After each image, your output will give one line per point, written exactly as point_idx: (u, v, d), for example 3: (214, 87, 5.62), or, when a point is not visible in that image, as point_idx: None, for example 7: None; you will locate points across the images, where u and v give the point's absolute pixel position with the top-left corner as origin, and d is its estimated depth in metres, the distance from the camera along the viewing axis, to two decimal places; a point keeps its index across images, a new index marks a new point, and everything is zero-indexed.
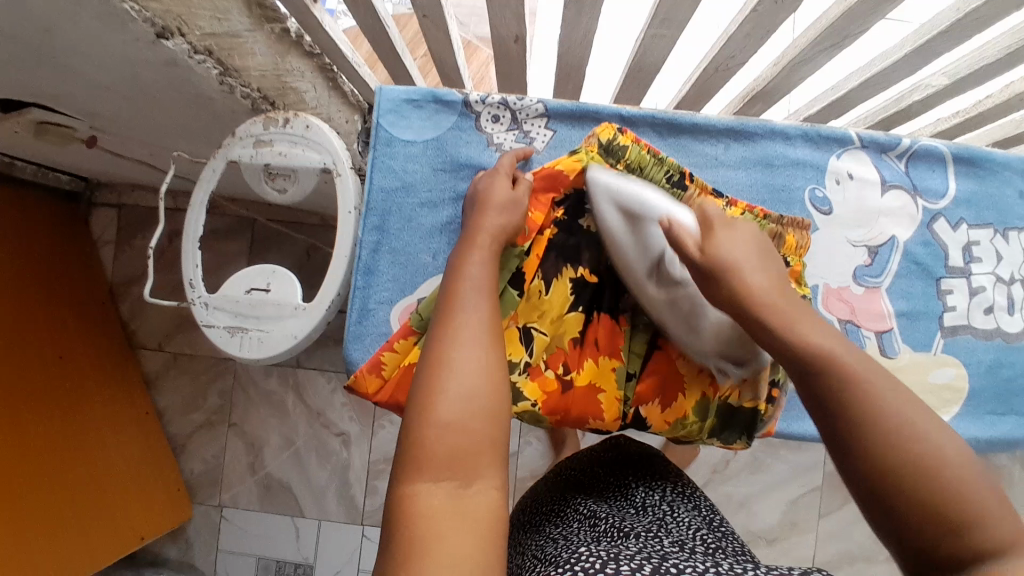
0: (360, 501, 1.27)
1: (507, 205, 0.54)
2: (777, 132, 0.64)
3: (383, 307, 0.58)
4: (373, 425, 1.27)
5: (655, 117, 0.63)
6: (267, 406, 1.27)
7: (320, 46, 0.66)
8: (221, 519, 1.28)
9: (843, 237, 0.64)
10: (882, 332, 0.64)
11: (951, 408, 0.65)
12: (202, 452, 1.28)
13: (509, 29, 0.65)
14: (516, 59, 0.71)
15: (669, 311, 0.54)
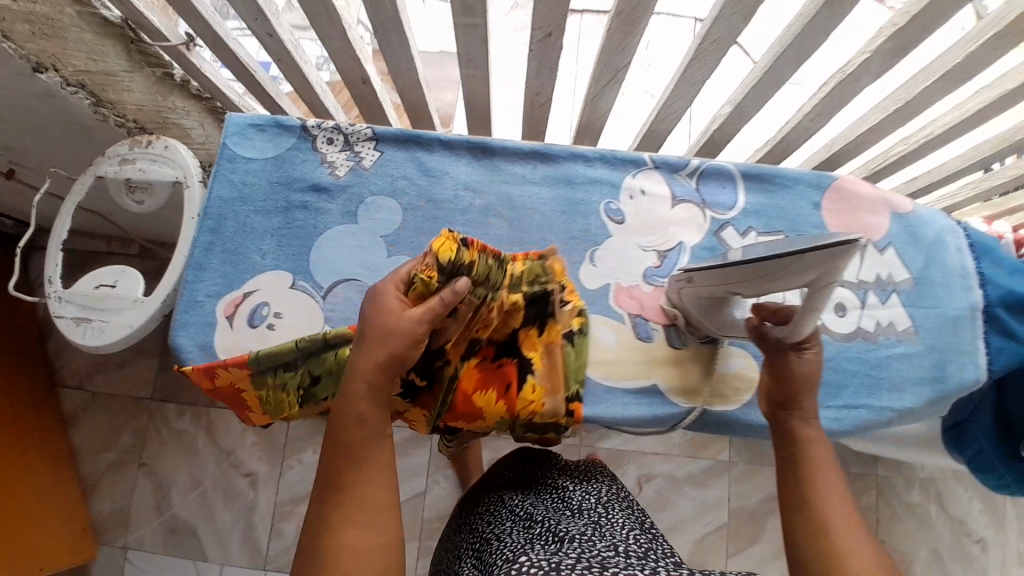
0: (264, 544, 1.26)
1: (397, 334, 0.50)
2: (578, 156, 0.75)
3: (210, 299, 0.65)
4: (282, 464, 1.29)
5: (469, 143, 0.73)
6: (179, 444, 1.30)
7: (205, 90, 0.78)
8: (123, 561, 1.27)
9: (636, 242, 0.73)
10: (670, 325, 0.70)
11: (743, 395, 0.69)
12: (111, 491, 1.29)
13: (354, 73, 0.78)
14: (370, 101, 0.83)
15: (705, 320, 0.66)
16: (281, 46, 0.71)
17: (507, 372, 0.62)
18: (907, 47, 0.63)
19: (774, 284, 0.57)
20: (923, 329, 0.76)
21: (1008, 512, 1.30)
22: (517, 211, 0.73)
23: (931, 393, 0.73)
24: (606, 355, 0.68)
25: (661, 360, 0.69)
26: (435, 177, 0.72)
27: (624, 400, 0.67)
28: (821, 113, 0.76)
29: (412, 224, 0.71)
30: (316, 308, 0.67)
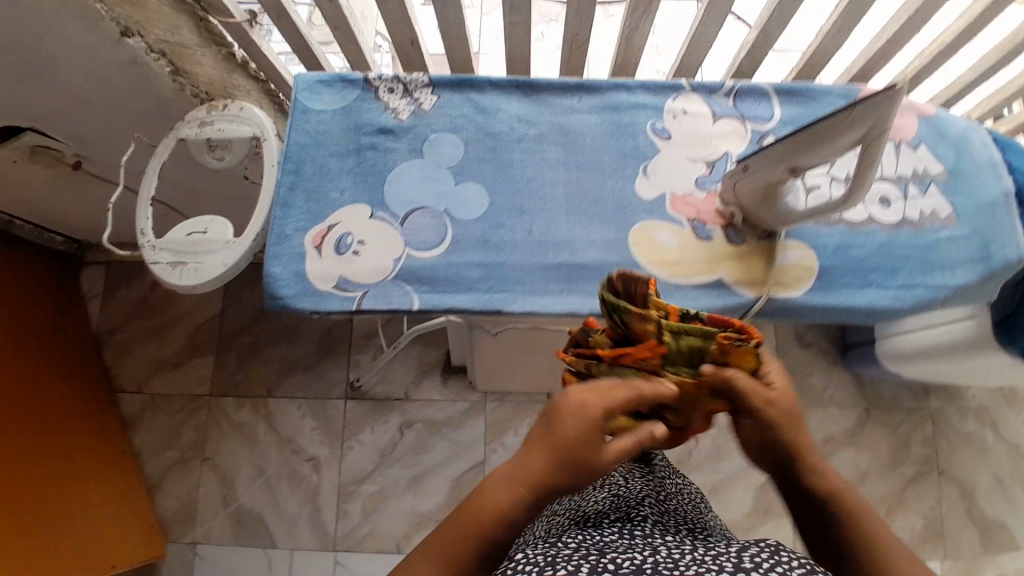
0: (332, 527, 1.28)
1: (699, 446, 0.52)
2: (620, 85, 0.80)
3: (298, 232, 0.70)
4: (342, 447, 1.32)
5: (518, 81, 0.79)
6: (239, 437, 1.33)
7: (263, 71, 0.86)
8: (194, 556, 1.29)
9: (683, 155, 0.77)
10: (727, 225, 0.73)
11: (804, 283, 0.72)
12: (175, 489, 1.32)
13: (403, 34, 0.84)
14: (417, 63, 0.89)
15: (763, 209, 0.69)
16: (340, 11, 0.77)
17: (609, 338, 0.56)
18: None
19: (818, 155, 0.61)
20: (964, 216, 0.77)
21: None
22: (569, 136, 0.77)
23: (982, 272, 0.75)
24: (669, 256, 0.72)
25: (721, 257, 0.72)
26: (490, 113, 0.78)
27: (691, 294, 0.71)
28: (842, 28, 0.81)
29: (473, 154, 0.76)
30: (396, 235, 0.72)
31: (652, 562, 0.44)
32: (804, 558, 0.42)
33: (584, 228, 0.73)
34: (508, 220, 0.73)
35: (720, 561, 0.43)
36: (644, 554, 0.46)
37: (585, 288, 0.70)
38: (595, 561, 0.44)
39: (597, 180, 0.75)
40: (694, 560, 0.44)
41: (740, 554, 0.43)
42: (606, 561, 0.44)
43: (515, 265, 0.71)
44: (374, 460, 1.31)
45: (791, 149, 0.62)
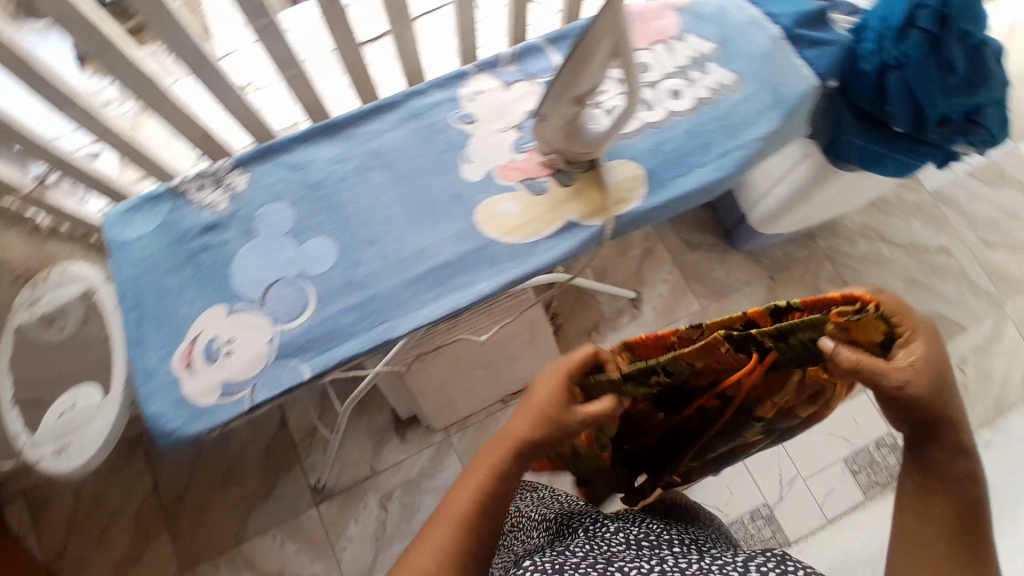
0: None
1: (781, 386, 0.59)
2: (412, 93, 0.83)
3: (162, 362, 0.70)
4: (335, 552, 1.26)
5: (317, 128, 0.80)
6: None
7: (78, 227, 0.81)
8: None
9: (492, 129, 0.81)
10: (556, 171, 0.78)
11: (638, 192, 0.77)
12: None
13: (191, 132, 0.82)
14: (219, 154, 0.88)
15: (570, 143, 0.74)
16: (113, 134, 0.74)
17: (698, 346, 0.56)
18: None
19: (587, 80, 0.66)
20: (747, 75, 0.84)
21: (945, 215, 1.42)
22: (385, 156, 0.79)
23: (780, 115, 0.82)
24: (516, 220, 0.75)
25: (561, 201, 0.76)
26: (304, 167, 0.78)
27: (549, 245, 0.74)
28: None
29: (306, 211, 0.76)
30: (260, 317, 0.71)
31: (657, 568, 0.59)
32: (805, 564, 0.56)
33: (433, 231, 0.74)
34: (362, 254, 0.74)
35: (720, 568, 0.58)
36: (651, 563, 0.60)
37: (458, 283, 0.72)
38: (606, 569, 0.58)
39: (426, 181, 0.77)
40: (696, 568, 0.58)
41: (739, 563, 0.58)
42: (617, 568, 0.59)
43: (385, 294, 0.72)
44: (371, 547, 1.26)
45: (565, 83, 0.66)
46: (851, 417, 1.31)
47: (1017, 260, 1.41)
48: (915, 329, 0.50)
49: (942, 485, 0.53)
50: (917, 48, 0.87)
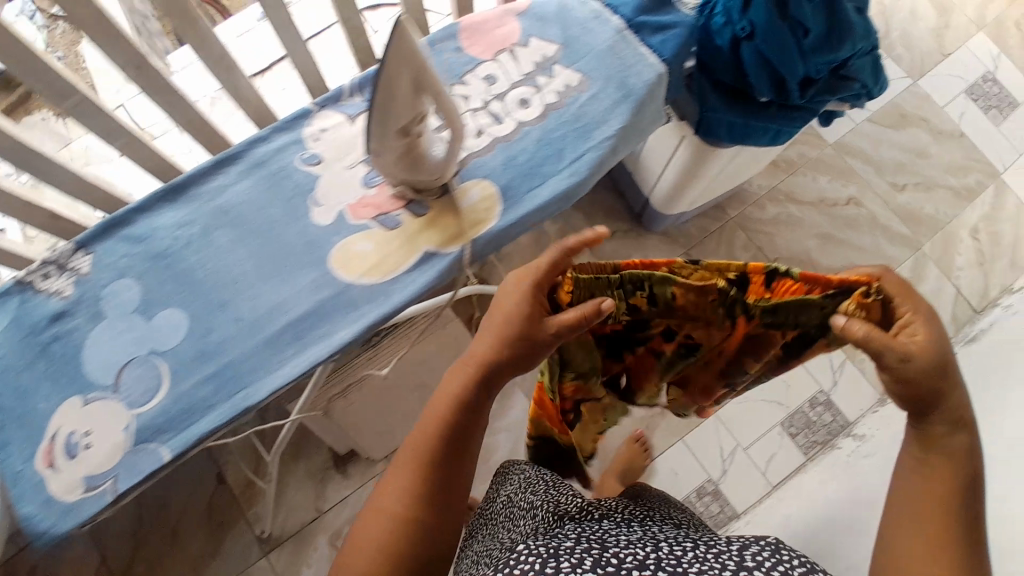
0: None
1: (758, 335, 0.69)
2: (254, 140, 0.79)
3: (25, 466, 0.67)
4: None
5: (160, 192, 0.77)
6: None
7: None
8: None
9: (339, 167, 0.78)
10: (408, 202, 0.75)
11: (496, 208, 0.76)
12: None
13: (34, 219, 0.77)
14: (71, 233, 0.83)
15: (417, 172, 0.71)
16: None
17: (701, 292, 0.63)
18: None
19: (399, 114, 0.62)
20: (593, 73, 0.83)
21: (852, 166, 1.43)
22: (232, 213, 0.76)
23: (631, 107, 0.81)
24: (373, 258, 0.73)
25: (417, 232, 0.74)
26: (148, 237, 0.76)
27: (409, 279, 0.72)
28: None
29: (155, 284, 0.74)
30: (117, 405, 0.69)
31: (654, 558, 0.55)
32: (801, 556, 0.54)
33: (284, 285, 0.72)
34: (213, 321, 0.72)
35: (721, 559, 0.54)
36: (646, 552, 0.56)
37: (317, 335, 0.70)
38: (601, 556, 0.54)
39: (275, 232, 0.75)
40: (690, 558, 0.55)
41: (738, 552, 0.55)
42: (612, 555, 0.55)
43: (242, 358, 0.70)
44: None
45: (379, 122, 0.63)
46: (784, 382, 1.34)
47: (928, 198, 1.42)
48: (917, 312, 0.59)
49: (940, 452, 0.58)
50: (763, 14, 0.84)
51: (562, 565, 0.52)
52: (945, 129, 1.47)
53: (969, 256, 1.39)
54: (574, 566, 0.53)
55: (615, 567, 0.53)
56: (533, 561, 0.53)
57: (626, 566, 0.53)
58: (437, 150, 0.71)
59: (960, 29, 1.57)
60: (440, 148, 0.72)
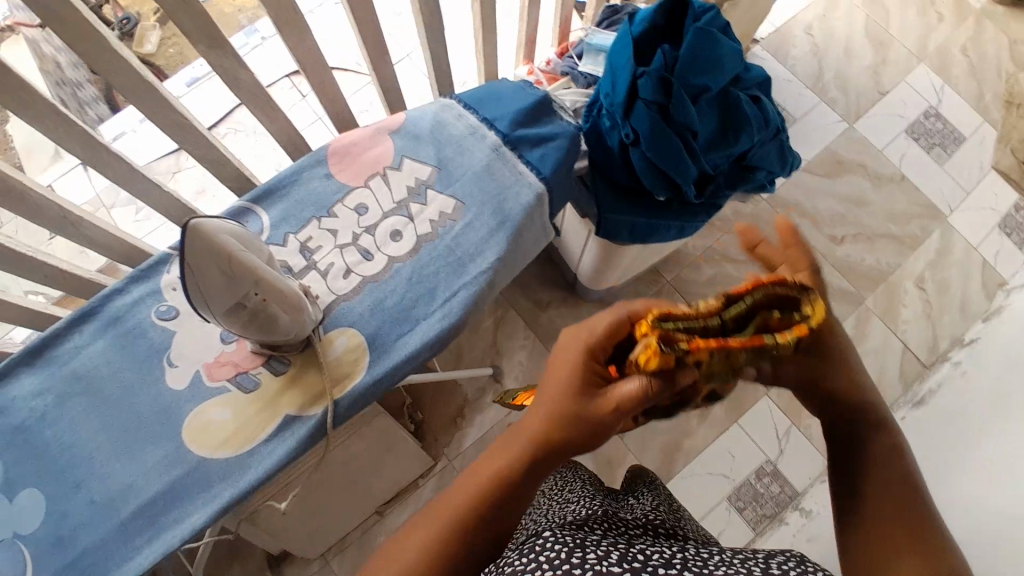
0: None
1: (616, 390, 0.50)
2: (109, 294, 0.75)
3: None
4: None
5: (13, 359, 0.73)
6: None
7: None
8: None
9: (196, 322, 0.74)
10: (267, 359, 0.72)
11: (363, 361, 0.73)
12: None
13: None
14: None
15: (267, 334, 0.66)
16: None
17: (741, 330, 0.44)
18: (222, 37, 0.67)
19: (209, 301, 0.58)
20: (468, 198, 0.79)
21: (789, 220, 1.38)
22: (88, 378, 0.73)
23: (507, 235, 0.78)
24: (232, 427, 0.70)
25: (277, 394, 0.71)
26: (4, 409, 0.72)
27: (268, 449, 0.69)
28: (268, 112, 0.80)
29: (11, 461, 0.70)
30: None
31: (680, 557, 0.48)
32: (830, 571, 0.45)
33: (141, 460, 0.69)
34: (70, 502, 0.69)
35: (746, 562, 0.48)
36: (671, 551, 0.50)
37: (173, 516, 0.67)
38: (627, 553, 0.48)
39: (133, 399, 0.71)
40: (719, 560, 0.48)
41: (764, 559, 0.48)
42: (638, 552, 0.49)
43: (99, 544, 0.67)
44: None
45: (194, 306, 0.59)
46: (726, 453, 1.29)
47: (870, 249, 1.37)
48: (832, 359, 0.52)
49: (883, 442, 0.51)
50: (644, 121, 0.80)
51: (588, 556, 0.46)
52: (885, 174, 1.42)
53: (916, 307, 1.34)
54: (601, 558, 0.47)
55: (640, 562, 0.47)
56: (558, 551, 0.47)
57: (654, 564, 0.47)
58: (292, 313, 0.66)
59: (899, 63, 1.50)
60: (289, 314, 0.66)
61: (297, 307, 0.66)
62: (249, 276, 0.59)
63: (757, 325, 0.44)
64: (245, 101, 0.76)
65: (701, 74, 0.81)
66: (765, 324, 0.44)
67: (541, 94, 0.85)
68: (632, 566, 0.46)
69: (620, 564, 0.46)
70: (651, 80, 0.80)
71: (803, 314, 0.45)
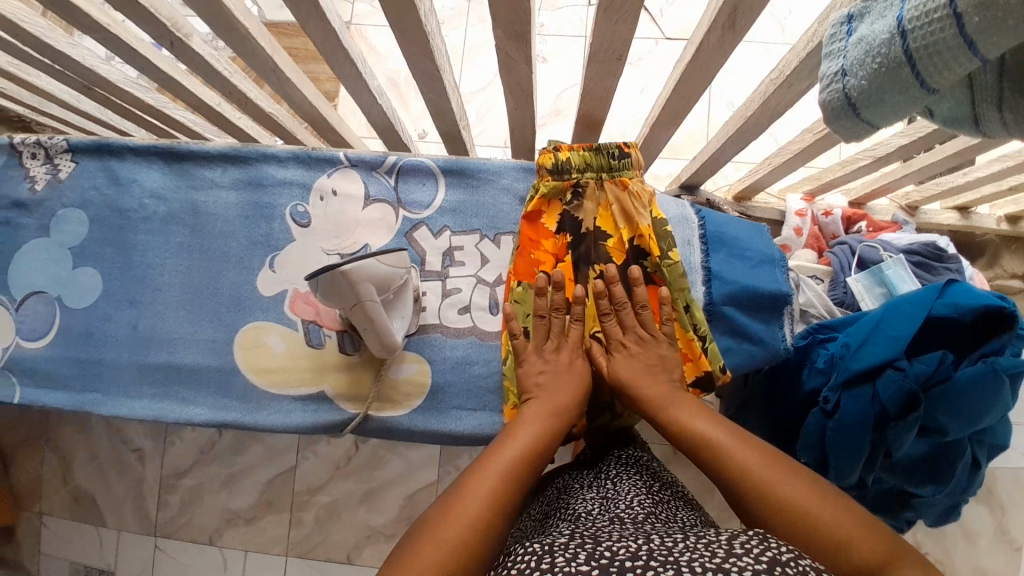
0: (153, 513, 1.28)
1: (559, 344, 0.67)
2: (269, 156, 0.73)
3: None
4: (165, 441, 1.29)
5: (158, 148, 0.73)
6: (72, 419, 1.32)
7: None
8: (40, 525, 1.32)
9: (316, 247, 0.72)
10: (343, 331, 0.69)
11: (412, 400, 0.69)
12: (20, 470, 1.34)
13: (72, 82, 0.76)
14: (109, 104, 0.82)
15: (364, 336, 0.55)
16: None
17: (595, 171, 0.71)
18: (526, 36, 0.56)
19: (324, 288, 0.49)
20: None
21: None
22: (200, 217, 0.72)
23: None
24: (277, 366, 0.69)
25: (327, 368, 0.69)
26: (125, 185, 0.73)
27: (286, 407, 0.68)
28: (519, 102, 0.70)
29: (98, 235, 0.72)
30: (11, 322, 0.71)
31: (648, 547, 0.42)
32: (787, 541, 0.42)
33: (191, 326, 0.70)
34: (117, 311, 0.71)
35: (708, 546, 0.42)
36: (640, 540, 0.44)
37: (181, 395, 0.69)
38: (596, 548, 0.43)
39: (216, 271, 0.71)
40: (686, 547, 0.42)
41: (726, 540, 0.42)
42: (607, 547, 0.43)
43: (111, 363, 0.70)
44: (193, 458, 1.29)
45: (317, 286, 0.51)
46: None
47: None
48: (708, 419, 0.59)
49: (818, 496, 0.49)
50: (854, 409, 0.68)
51: (559, 561, 0.42)
52: (1012, 535, 1.11)
53: None
54: (573, 557, 0.42)
55: (607, 559, 0.41)
56: (527, 560, 0.43)
57: (622, 558, 0.41)
58: (387, 346, 0.55)
59: None
60: (379, 344, 0.55)
61: (391, 348, 0.55)
62: (362, 300, 0.49)
63: (594, 154, 0.70)
64: (506, 84, 0.67)
65: (947, 418, 0.67)
66: (600, 153, 0.70)
67: (781, 286, 0.72)
68: (601, 566, 0.41)
69: (590, 562, 0.41)
70: (901, 383, 0.66)
71: (620, 167, 0.71)
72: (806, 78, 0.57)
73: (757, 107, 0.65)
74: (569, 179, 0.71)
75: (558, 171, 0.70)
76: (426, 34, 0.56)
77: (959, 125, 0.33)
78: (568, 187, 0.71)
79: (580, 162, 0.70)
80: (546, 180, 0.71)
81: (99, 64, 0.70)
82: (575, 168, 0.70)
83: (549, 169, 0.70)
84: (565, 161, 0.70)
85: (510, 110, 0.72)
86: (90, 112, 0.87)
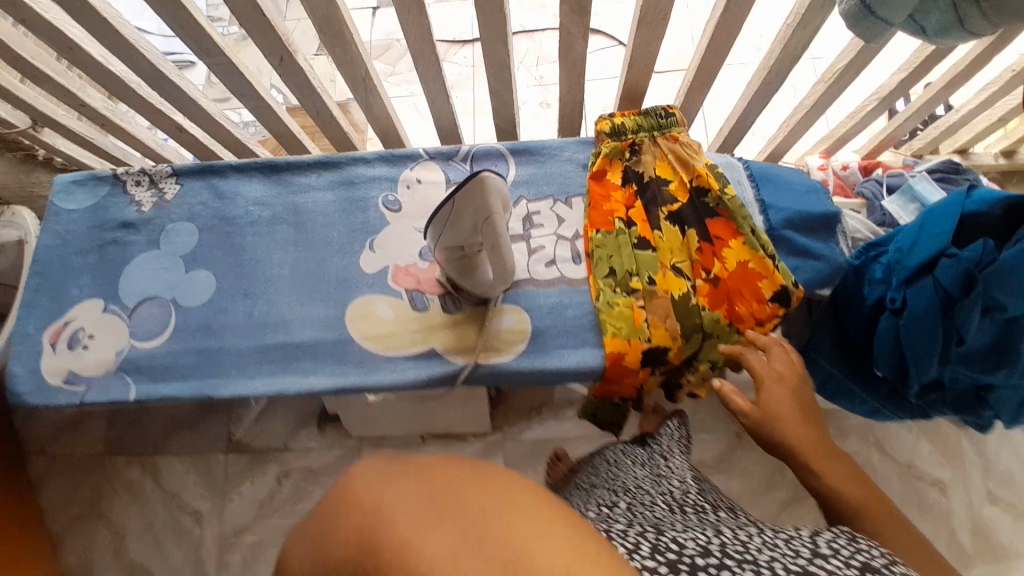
0: None
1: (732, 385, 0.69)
2: (358, 159, 0.82)
3: (38, 331, 0.75)
4: None
5: (260, 164, 0.82)
6: None
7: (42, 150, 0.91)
8: None
9: (409, 227, 0.79)
10: (445, 294, 0.75)
11: (517, 347, 0.74)
12: None
13: (169, 123, 0.86)
14: (197, 145, 0.91)
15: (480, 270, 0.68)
16: (96, 112, 0.81)
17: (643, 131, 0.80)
18: (585, 7, 0.68)
19: (459, 224, 0.61)
20: None
21: (964, 450, 1.10)
22: (302, 216, 0.80)
23: None
24: (387, 331, 0.74)
25: (435, 327, 0.74)
26: (228, 198, 0.81)
27: (402, 368, 0.72)
28: (570, 83, 0.81)
29: (207, 241, 0.79)
30: (125, 327, 0.75)
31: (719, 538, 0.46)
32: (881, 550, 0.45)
33: (304, 308, 0.76)
34: (232, 304, 0.76)
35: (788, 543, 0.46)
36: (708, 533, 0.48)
37: (300, 368, 0.73)
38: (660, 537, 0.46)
39: (323, 258, 0.78)
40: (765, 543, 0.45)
41: (810, 539, 0.46)
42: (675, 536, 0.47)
43: (226, 352, 0.74)
44: (253, 512, 1.13)
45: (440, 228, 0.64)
46: None
47: None
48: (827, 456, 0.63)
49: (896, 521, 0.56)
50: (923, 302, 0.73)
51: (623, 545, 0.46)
52: None
53: None
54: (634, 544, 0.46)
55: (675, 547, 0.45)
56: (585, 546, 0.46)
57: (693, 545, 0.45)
58: (503, 272, 0.68)
59: None
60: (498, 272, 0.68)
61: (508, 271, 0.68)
62: (495, 229, 0.62)
63: (640, 116, 0.80)
64: (560, 64, 0.78)
65: None
66: (645, 115, 0.81)
67: (831, 207, 0.80)
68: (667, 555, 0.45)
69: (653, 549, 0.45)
70: (957, 267, 0.71)
71: (666, 123, 0.80)
72: (819, 11, 0.68)
73: (776, 55, 0.77)
74: (625, 140, 0.80)
75: (613, 134, 0.80)
76: (502, 15, 0.67)
77: (948, 32, 0.37)
78: (625, 147, 0.80)
79: (631, 124, 0.80)
80: (604, 140, 0.80)
81: (202, 97, 0.81)
82: (626, 129, 0.80)
83: (605, 133, 0.80)
84: (616, 125, 0.80)
85: (561, 93, 0.84)
86: (170, 158, 0.97)
